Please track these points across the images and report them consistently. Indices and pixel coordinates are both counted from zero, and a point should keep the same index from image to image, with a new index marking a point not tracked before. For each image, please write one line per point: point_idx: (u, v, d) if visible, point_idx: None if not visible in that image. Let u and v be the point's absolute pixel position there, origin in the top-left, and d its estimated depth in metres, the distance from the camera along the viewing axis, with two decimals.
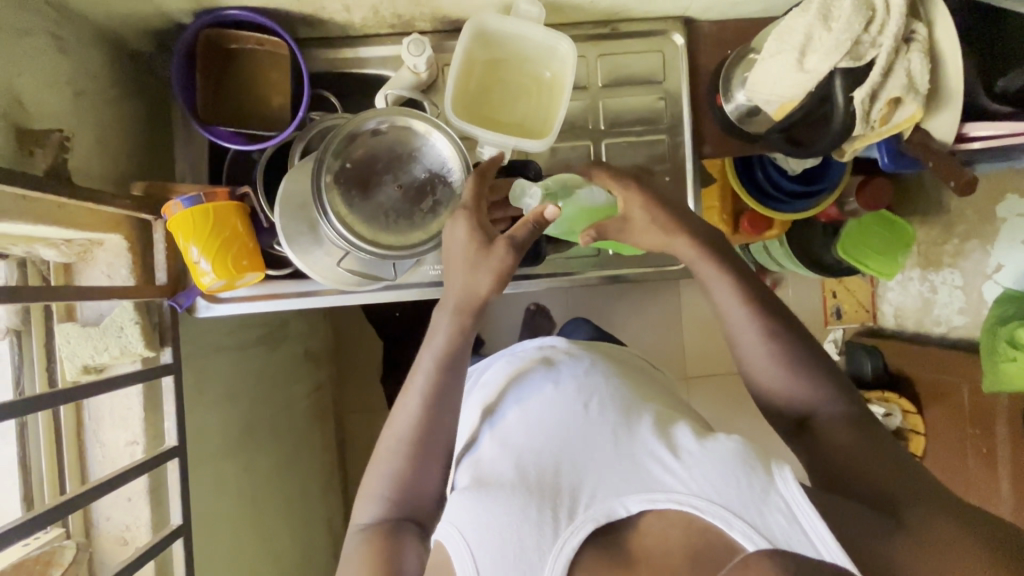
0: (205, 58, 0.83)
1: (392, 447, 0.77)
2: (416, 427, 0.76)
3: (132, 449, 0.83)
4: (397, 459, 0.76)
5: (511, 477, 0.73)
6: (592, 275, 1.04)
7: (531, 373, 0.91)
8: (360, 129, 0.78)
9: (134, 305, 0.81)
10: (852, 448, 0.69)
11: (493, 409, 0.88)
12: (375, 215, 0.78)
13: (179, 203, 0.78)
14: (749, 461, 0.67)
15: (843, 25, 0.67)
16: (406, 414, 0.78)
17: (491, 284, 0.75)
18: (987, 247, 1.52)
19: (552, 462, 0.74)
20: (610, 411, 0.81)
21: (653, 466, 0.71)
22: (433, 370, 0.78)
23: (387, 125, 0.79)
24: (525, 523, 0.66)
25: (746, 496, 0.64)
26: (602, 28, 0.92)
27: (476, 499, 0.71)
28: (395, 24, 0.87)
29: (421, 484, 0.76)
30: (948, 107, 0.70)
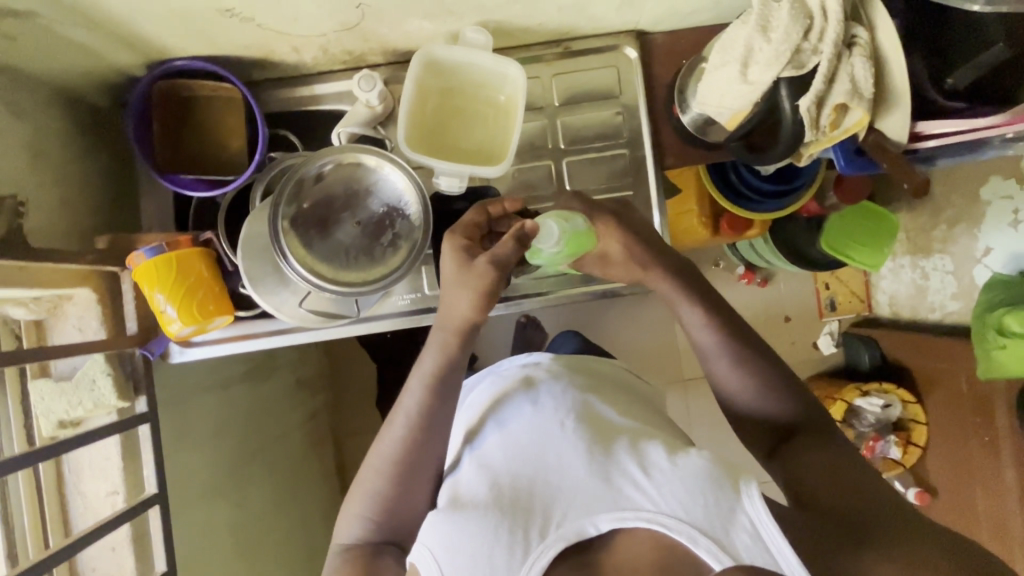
0: (161, 109, 0.84)
1: (374, 469, 0.77)
2: (400, 448, 0.76)
3: (113, 499, 0.84)
4: (379, 481, 0.76)
5: (484, 499, 0.73)
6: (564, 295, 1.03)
7: (511, 393, 0.89)
8: (317, 168, 0.78)
9: (105, 357, 0.82)
10: (817, 466, 0.69)
11: (472, 429, 0.87)
12: (335, 254, 0.79)
13: (141, 253, 0.79)
14: (717, 480, 0.67)
15: (781, 35, 0.66)
16: (391, 437, 0.77)
17: (472, 303, 0.74)
18: (974, 230, 1.50)
19: (526, 483, 0.73)
20: (588, 427, 0.80)
21: (625, 484, 0.70)
22: (421, 394, 0.77)
23: (332, 164, 0.79)
24: (495, 546, 0.67)
25: (712, 513, 0.64)
26: (554, 47, 0.92)
27: (449, 522, 0.71)
28: (346, 60, 0.88)
29: (403, 505, 0.76)
30: (898, 107, 0.70)
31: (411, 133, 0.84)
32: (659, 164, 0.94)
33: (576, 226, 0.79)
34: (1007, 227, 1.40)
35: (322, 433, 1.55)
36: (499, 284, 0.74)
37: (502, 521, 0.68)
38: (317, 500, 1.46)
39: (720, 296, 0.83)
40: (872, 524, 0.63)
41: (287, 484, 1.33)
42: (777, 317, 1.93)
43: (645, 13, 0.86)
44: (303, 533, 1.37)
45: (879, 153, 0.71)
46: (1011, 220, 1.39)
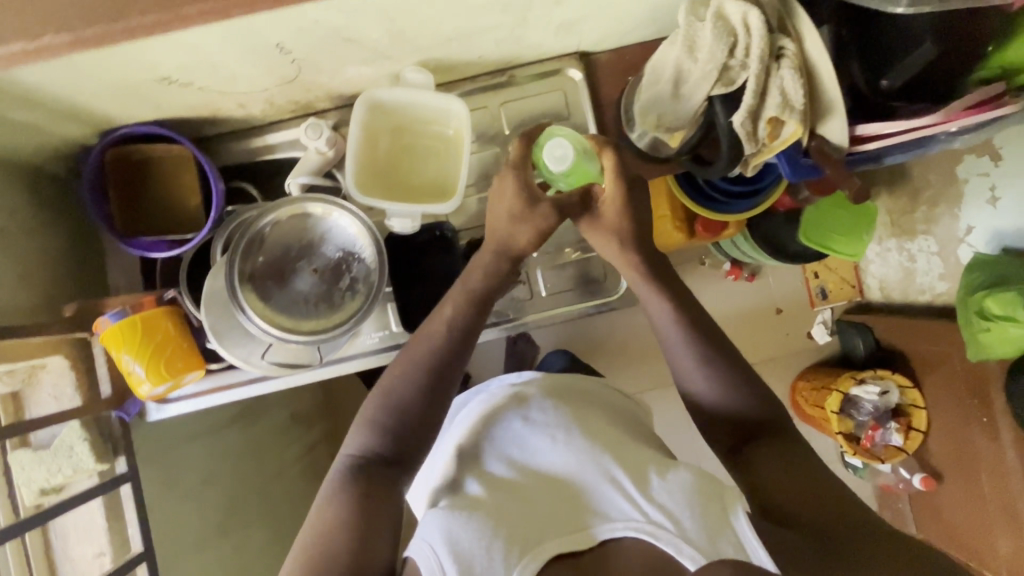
0: (116, 174, 0.85)
1: (401, 379, 0.75)
2: (436, 353, 0.76)
3: (101, 560, 0.86)
4: (405, 388, 0.74)
5: (486, 501, 0.71)
6: (530, 321, 0.97)
7: (502, 405, 0.86)
8: (274, 217, 0.79)
9: (81, 423, 0.84)
10: (782, 478, 0.68)
11: (463, 441, 0.84)
12: (294, 303, 0.81)
13: (106, 318, 0.80)
14: (701, 496, 0.67)
15: (707, 55, 0.66)
16: (425, 345, 0.77)
17: (530, 238, 0.80)
18: (955, 210, 1.49)
19: (528, 497, 0.72)
20: (580, 441, 0.80)
21: (613, 491, 0.70)
22: (459, 311, 0.79)
23: (272, 221, 0.79)
24: (493, 544, 0.64)
25: (699, 525, 0.64)
26: (499, 76, 0.93)
27: (447, 515, 0.67)
28: (295, 108, 0.89)
29: (421, 416, 0.74)
30: (835, 113, 0.70)
31: (361, 177, 0.85)
32: None
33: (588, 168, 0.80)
34: (986, 205, 1.39)
35: None
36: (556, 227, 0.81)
37: (500, 526, 0.66)
38: None
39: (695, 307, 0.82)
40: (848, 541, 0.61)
41: None
42: (769, 310, 1.90)
43: (584, 37, 0.87)
44: None
45: (823, 159, 0.72)
46: (988, 198, 1.38)
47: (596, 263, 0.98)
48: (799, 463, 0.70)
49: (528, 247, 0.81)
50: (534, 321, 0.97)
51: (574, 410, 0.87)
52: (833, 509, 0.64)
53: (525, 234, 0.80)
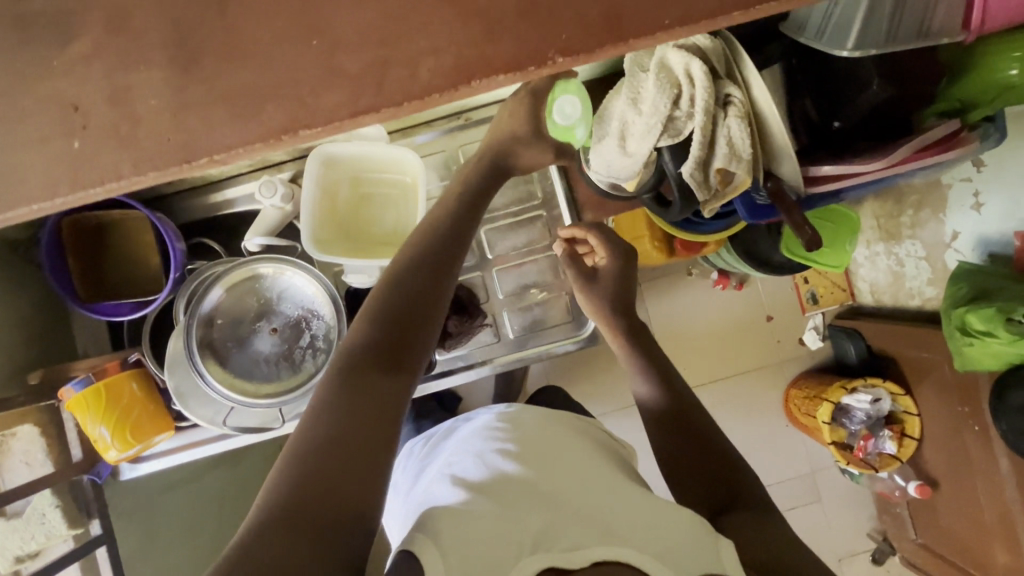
0: (74, 241, 0.85)
1: (398, 272, 0.64)
2: (432, 242, 0.68)
3: None
4: (407, 280, 0.63)
5: (483, 502, 0.65)
6: (499, 363, 0.97)
7: (494, 428, 0.84)
8: (236, 267, 0.79)
9: (53, 490, 0.85)
10: (750, 527, 0.67)
11: (452, 459, 0.80)
12: (254, 365, 0.80)
13: (72, 388, 0.81)
14: (688, 530, 0.64)
15: (650, 108, 0.65)
16: (421, 241, 0.68)
17: (538, 156, 0.82)
18: (940, 215, 1.46)
19: (527, 501, 0.67)
20: (570, 472, 0.75)
21: (610, 516, 0.65)
22: (452, 209, 0.73)
23: (228, 273, 0.79)
24: (492, 548, 0.58)
25: (693, 557, 0.61)
26: (456, 119, 0.92)
27: (445, 515, 0.61)
28: (251, 164, 0.88)
29: (420, 308, 0.62)
30: (787, 160, 0.68)
31: (319, 232, 0.85)
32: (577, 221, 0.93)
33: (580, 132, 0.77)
34: (970, 210, 1.37)
35: None
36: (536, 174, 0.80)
37: (501, 527, 0.61)
38: None
39: (657, 369, 0.86)
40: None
41: None
42: (759, 318, 1.88)
43: None
44: None
45: (778, 201, 0.70)
46: (972, 203, 1.36)
47: (563, 303, 0.97)
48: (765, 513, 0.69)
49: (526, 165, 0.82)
50: (500, 362, 0.97)
51: (561, 439, 0.84)
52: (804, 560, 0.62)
53: (531, 155, 0.82)
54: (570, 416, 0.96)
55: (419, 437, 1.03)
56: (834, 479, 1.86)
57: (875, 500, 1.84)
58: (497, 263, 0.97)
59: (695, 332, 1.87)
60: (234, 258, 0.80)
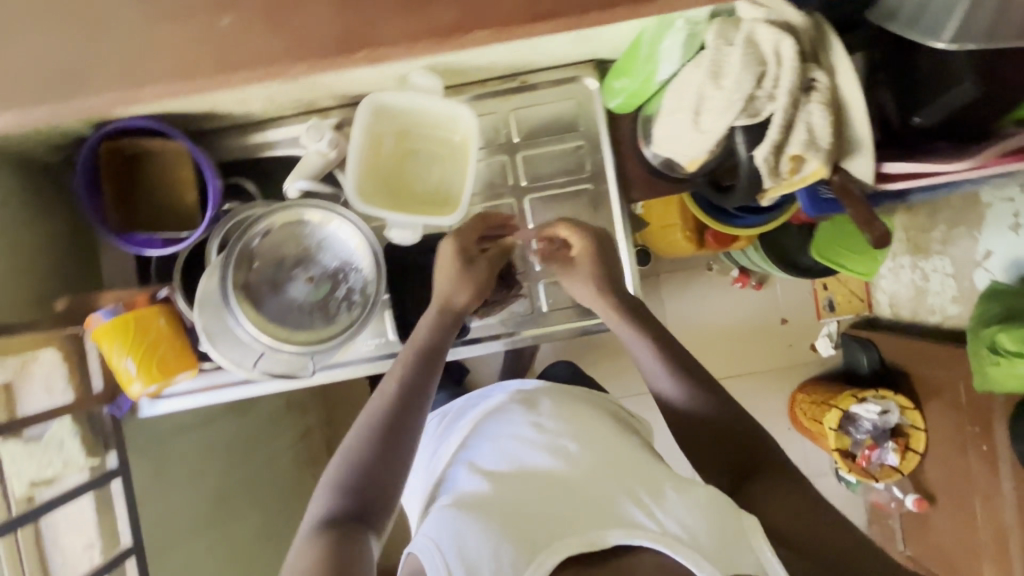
0: (109, 167, 0.82)
1: (362, 432, 0.71)
2: (389, 411, 0.72)
3: (90, 552, 0.86)
4: (369, 442, 0.69)
5: (490, 497, 0.69)
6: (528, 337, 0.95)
7: (509, 410, 0.87)
8: (253, 231, 0.76)
9: (72, 417, 0.84)
10: (783, 497, 0.66)
11: (467, 446, 0.84)
12: (287, 312, 0.79)
13: (99, 316, 0.80)
14: (729, 509, 0.64)
15: (733, 83, 0.62)
16: (381, 395, 0.74)
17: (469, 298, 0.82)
18: (974, 232, 1.44)
19: (534, 492, 0.70)
20: (581, 453, 0.76)
21: (631, 505, 0.66)
22: (410, 363, 0.76)
23: (261, 229, 0.77)
24: (502, 540, 0.61)
25: (719, 540, 0.61)
26: (511, 82, 0.88)
27: (453, 517, 0.66)
28: (297, 106, 0.85)
29: (381, 471, 0.68)
30: (864, 150, 0.66)
31: (362, 184, 0.82)
32: (624, 199, 0.91)
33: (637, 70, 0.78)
34: (1008, 231, 1.35)
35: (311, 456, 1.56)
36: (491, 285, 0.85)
37: (510, 520, 0.64)
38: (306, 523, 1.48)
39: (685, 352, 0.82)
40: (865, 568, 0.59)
41: (270, 512, 1.35)
42: (773, 321, 1.87)
43: (603, 46, 0.83)
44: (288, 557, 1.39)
45: (846, 197, 0.67)
46: (1011, 223, 1.34)
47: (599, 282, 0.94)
48: (799, 484, 0.68)
49: (468, 305, 0.82)
50: (530, 334, 0.95)
51: (577, 417, 0.85)
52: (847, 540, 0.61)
53: (465, 291, 0.82)
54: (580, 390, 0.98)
55: (437, 411, 1.06)
56: (830, 486, 1.88)
57: (867, 509, 1.87)
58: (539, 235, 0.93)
59: (709, 328, 1.87)
60: (270, 207, 0.77)
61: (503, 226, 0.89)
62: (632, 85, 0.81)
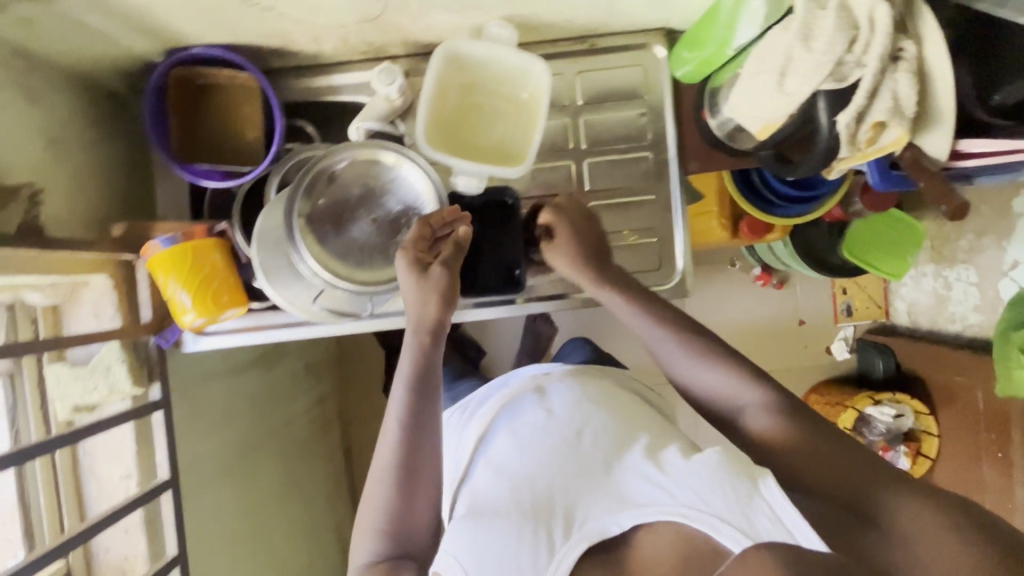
0: (177, 95, 0.82)
1: (378, 479, 0.73)
2: (398, 452, 0.72)
3: (127, 483, 0.85)
4: (385, 490, 0.72)
5: (505, 503, 0.73)
6: (575, 299, 0.93)
7: (523, 398, 0.88)
8: (335, 166, 0.78)
9: (120, 343, 0.82)
10: (779, 435, 0.70)
11: (484, 437, 0.86)
12: (349, 251, 0.78)
13: (158, 242, 0.79)
14: (733, 472, 0.65)
15: (825, 45, 0.62)
16: (387, 441, 0.73)
17: (438, 308, 0.74)
18: (1003, 242, 1.44)
19: (546, 490, 0.73)
20: (602, 445, 0.77)
21: (642, 482, 0.70)
22: (405, 397, 0.73)
23: (343, 163, 0.78)
24: (519, 545, 0.67)
25: (730, 502, 0.62)
26: (581, 44, 0.89)
27: (475, 526, 0.71)
28: (367, 50, 0.85)
29: (404, 516, 0.71)
30: (940, 126, 0.67)
31: (428, 126, 0.80)
32: (681, 169, 0.92)
33: (716, 37, 0.77)
34: None
35: (324, 421, 1.55)
36: (458, 285, 0.77)
37: (525, 521, 0.69)
38: (318, 486, 1.47)
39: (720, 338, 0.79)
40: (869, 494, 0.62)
41: (289, 469, 1.34)
42: (792, 322, 1.87)
43: (677, 13, 0.83)
44: (303, 516, 1.38)
45: (917, 170, 0.68)
46: None
47: (651, 249, 0.94)
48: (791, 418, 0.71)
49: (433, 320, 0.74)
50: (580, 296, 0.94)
51: (596, 399, 0.85)
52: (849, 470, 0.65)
53: (431, 308, 0.74)
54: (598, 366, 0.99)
55: (456, 405, 1.07)
56: None
57: None
58: (593, 198, 0.93)
59: (727, 324, 1.87)
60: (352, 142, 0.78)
61: (451, 220, 0.78)
62: (710, 52, 0.79)
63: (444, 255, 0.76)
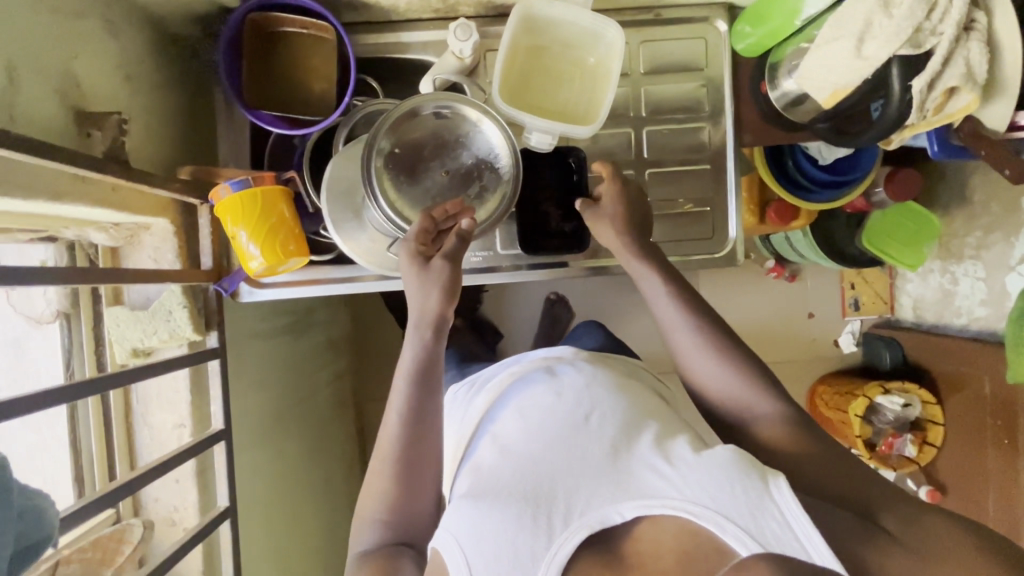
0: (251, 42, 0.82)
1: (378, 468, 0.73)
2: (400, 443, 0.71)
3: (179, 432, 0.84)
4: (385, 481, 0.71)
5: (506, 483, 0.66)
6: (576, 267, 0.94)
7: (532, 375, 0.82)
8: (421, 112, 0.78)
9: (181, 288, 0.81)
10: (788, 445, 0.68)
11: (491, 413, 0.80)
12: (423, 199, 0.79)
13: (228, 186, 0.78)
14: (743, 469, 0.60)
15: (906, 12, 0.66)
16: (386, 434, 0.73)
17: (440, 298, 0.73)
18: (1011, 238, 1.36)
19: (549, 474, 0.66)
20: (611, 426, 0.70)
21: (648, 473, 0.63)
22: (406, 392, 0.73)
23: (449, 110, 0.79)
24: (518, 532, 0.60)
25: (740, 501, 0.57)
26: (646, 14, 0.92)
27: (473, 506, 0.64)
28: (439, 8, 0.86)
29: (398, 508, 0.71)
30: (1004, 96, 0.70)
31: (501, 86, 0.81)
32: (737, 141, 0.94)
33: (788, 11, 0.81)
34: None
35: (347, 397, 1.50)
36: (461, 277, 0.76)
37: (524, 504, 0.62)
38: (341, 461, 1.43)
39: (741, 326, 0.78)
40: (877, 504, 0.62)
41: (319, 438, 1.32)
42: (799, 315, 1.75)
43: None
44: (332, 487, 1.36)
45: (977, 142, 0.75)
46: None
47: (705, 219, 0.96)
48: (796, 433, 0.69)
49: (434, 310, 0.73)
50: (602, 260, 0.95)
51: (606, 381, 0.79)
52: (858, 482, 0.64)
53: (434, 297, 0.73)
54: (616, 361, 0.96)
55: (466, 381, 1.03)
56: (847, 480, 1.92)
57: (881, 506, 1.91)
58: (650, 165, 0.95)
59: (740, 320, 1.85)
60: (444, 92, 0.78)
61: (454, 213, 0.77)
62: (778, 25, 0.83)
63: (446, 246, 0.75)
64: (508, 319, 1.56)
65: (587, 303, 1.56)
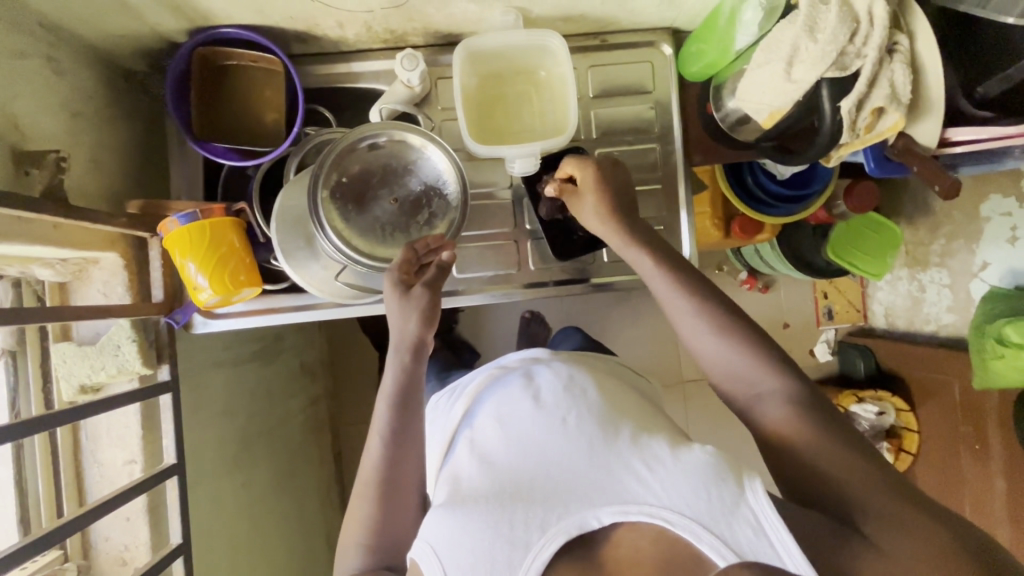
0: (200, 77, 0.83)
1: (361, 488, 0.71)
2: (383, 465, 0.70)
3: (131, 468, 0.83)
4: (370, 502, 0.69)
5: (483, 491, 0.63)
6: (549, 281, 0.95)
7: (508, 376, 0.80)
8: (356, 144, 0.79)
9: (130, 323, 0.80)
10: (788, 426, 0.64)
11: (469, 417, 0.77)
12: (372, 228, 0.80)
13: (175, 220, 0.78)
14: (721, 474, 0.58)
15: (829, 36, 0.68)
16: (371, 454, 0.72)
17: (420, 325, 0.74)
18: (972, 246, 1.36)
19: (528, 478, 0.62)
20: (588, 425, 0.67)
21: (626, 476, 0.61)
22: (388, 416, 0.72)
23: (386, 138, 0.80)
24: (499, 540, 0.57)
25: (714, 506, 0.56)
26: (593, 40, 0.94)
27: (452, 514, 0.61)
28: (388, 39, 0.88)
29: (381, 532, 0.69)
30: (930, 114, 0.74)
31: (472, 119, 0.83)
32: (687, 160, 0.96)
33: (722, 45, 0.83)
34: (1004, 243, 1.26)
35: (321, 422, 1.48)
36: (439, 307, 0.76)
37: (505, 510, 0.59)
38: (315, 488, 1.40)
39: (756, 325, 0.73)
40: (869, 506, 0.57)
41: (290, 465, 1.29)
42: (774, 325, 1.74)
43: (683, 12, 0.89)
44: (303, 516, 1.33)
45: (907, 156, 0.75)
46: (1008, 236, 1.26)
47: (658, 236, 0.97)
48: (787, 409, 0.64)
49: (410, 332, 0.73)
50: (593, 280, 0.96)
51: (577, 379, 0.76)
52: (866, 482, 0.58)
53: (411, 321, 0.73)
54: (592, 356, 0.95)
55: (444, 390, 0.98)
56: None
57: None
58: None
59: None
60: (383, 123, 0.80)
61: (435, 246, 0.78)
62: (717, 56, 0.85)
63: (428, 273, 0.76)
64: (482, 339, 1.55)
65: (562, 321, 1.56)
